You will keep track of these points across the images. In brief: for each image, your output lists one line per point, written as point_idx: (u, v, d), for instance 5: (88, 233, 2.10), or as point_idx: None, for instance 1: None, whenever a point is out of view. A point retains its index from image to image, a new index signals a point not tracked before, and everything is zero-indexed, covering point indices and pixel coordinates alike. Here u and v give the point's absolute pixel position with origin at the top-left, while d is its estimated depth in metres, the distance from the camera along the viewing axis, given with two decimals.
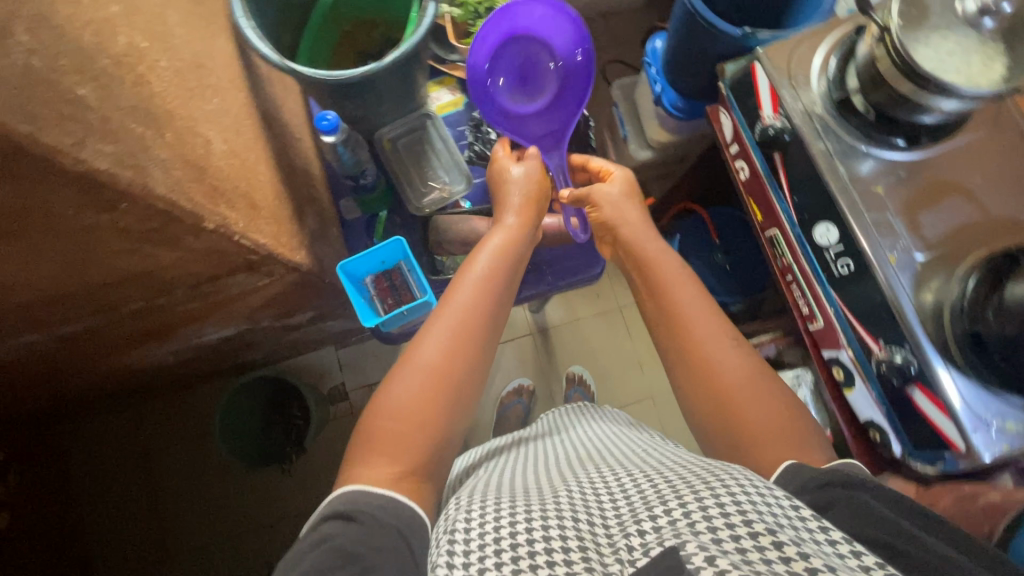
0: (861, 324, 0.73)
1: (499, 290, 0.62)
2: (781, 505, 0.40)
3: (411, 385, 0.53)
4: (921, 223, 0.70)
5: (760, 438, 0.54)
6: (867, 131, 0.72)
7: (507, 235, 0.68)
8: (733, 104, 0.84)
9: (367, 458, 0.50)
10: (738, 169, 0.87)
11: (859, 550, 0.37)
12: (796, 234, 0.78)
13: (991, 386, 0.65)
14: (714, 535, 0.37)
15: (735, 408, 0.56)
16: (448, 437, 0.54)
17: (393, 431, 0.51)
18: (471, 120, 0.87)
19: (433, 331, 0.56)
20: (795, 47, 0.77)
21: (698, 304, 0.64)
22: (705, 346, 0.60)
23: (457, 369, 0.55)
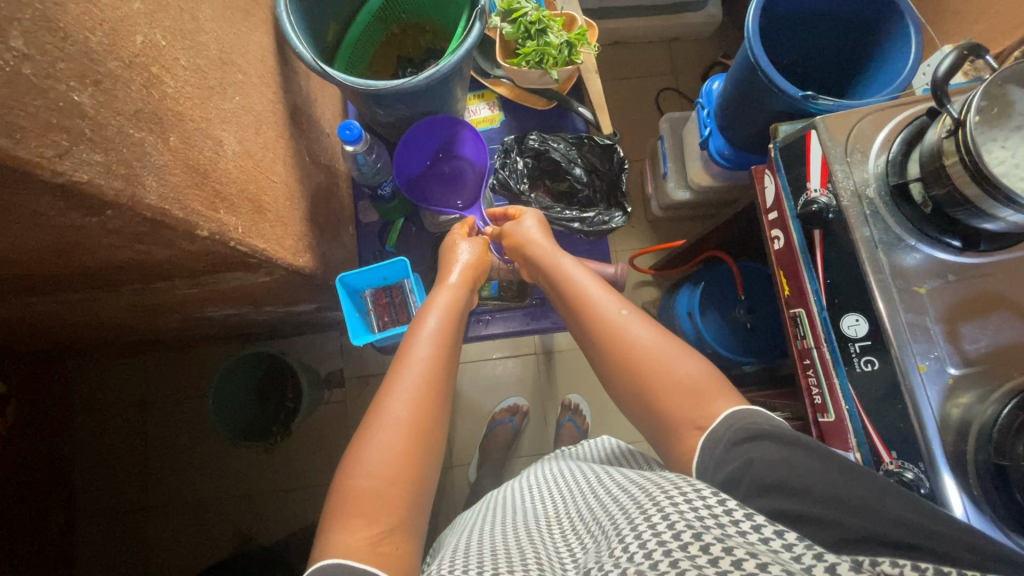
0: (877, 431, 0.67)
1: (452, 344, 0.61)
2: (703, 501, 0.40)
3: (383, 444, 0.51)
4: (962, 334, 0.65)
5: (669, 396, 0.54)
6: (920, 225, 0.67)
7: (454, 292, 0.66)
8: (779, 169, 0.79)
9: (345, 523, 0.47)
10: (772, 238, 0.82)
11: (775, 525, 0.37)
12: (822, 318, 0.73)
13: (1006, 526, 0.60)
14: (652, 561, 0.36)
15: (641, 374, 0.56)
16: (424, 474, 0.52)
17: (371, 489, 0.49)
18: (502, 145, 0.83)
19: (386, 394, 0.55)
20: (858, 120, 0.72)
21: (602, 292, 0.64)
22: (608, 310, 0.61)
23: (427, 418, 0.54)
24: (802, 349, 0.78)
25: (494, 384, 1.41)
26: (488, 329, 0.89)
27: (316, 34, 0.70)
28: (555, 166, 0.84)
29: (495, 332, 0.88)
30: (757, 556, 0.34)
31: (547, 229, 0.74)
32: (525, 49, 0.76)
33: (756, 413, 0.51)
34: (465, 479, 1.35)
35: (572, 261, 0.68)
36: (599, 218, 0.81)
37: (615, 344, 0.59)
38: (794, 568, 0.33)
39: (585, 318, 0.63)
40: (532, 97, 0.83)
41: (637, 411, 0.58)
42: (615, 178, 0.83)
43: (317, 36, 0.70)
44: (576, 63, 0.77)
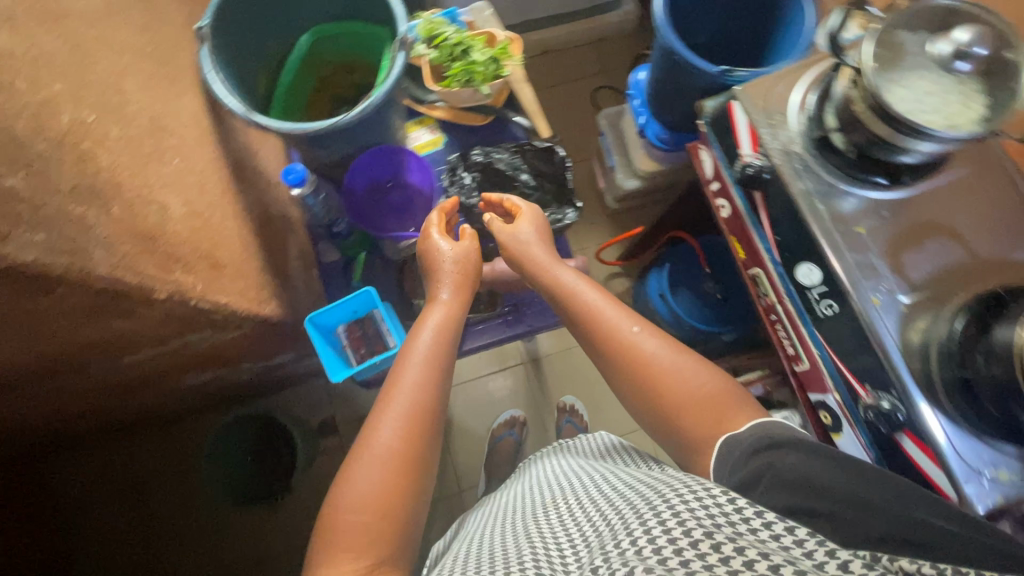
0: (848, 368, 0.71)
1: (445, 366, 0.61)
2: (713, 501, 0.41)
3: (372, 476, 0.51)
4: (905, 263, 0.69)
5: (688, 412, 0.57)
6: (848, 170, 0.71)
7: (448, 306, 0.67)
8: (713, 142, 0.83)
9: (334, 558, 0.48)
10: (720, 207, 0.86)
11: (789, 523, 0.39)
12: (778, 273, 0.78)
13: (983, 435, 0.63)
14: (660, 556, 0.37)
15: (660, 386, 0.59)
16: (415, 505, 0.53)
17: (361, 524, 0.49)
18: (448, 163, 0.86)
19: (378, 420, 0.55)
20: (774, 84, 0.77)
21: (608, 304, 0.66)
22: (620, 326, 0.63)
23: (417, 447, 0.54)
24: (772, 306, 0.82)
25: (488, 401, 1.41)
26: (468, 344, 0.90)
27: (247, 89, 0.71)
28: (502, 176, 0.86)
29: (475, 346, 0.89)
30: (768, 554, 0.36)
31: (545, 235, 0.75)
32: (453, 70, 0.79)
33: (777, 426, 0.53)
34: (476, 501, 1.33)
35: (571, 274, 0.70)
36: (552, 218, 0.83)
37: (630, 358, 0.61)
38: (805, 567, 0.35)
39: (596, 330, 0.65)
40: (469, 115, 0.86)
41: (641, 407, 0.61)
42: (562, 178, 0.85)
43: (248, 91, 0.72)
44: (504, 76, 0.81)
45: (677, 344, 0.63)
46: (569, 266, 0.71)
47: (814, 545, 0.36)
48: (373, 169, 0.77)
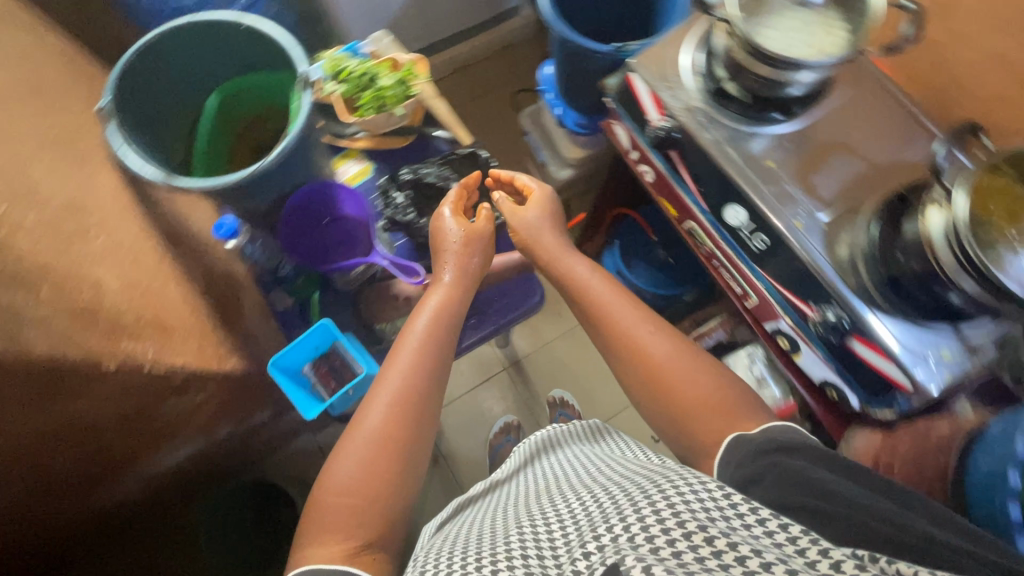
0: (790, 292, 0.76)
1: (436, 355, 0.68)
2: (708, 501, 0.43)
3: (356, 460, 0.58)
4: (815, 185, 0.74)
5: (693, 416, 0.61)
6: (747, 113, 0.76)
7: (453, 291, 0.74)
8: (622, 115, 0.87)
9: (322, 537, 0.54)
10: (643, 173, 0.91)
11: (779, 521, 0.41)
12: (710, 221, 0.82)
13: (921, 322, 0.67)
14: (652, 546, 0.38)
15: (666, 388, 0.64)
16: (400, 487, 0.59)
17: (346, 505, 0.56)
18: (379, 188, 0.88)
19: (375, 403, 0.63)
20: (664, 50, 0.82)
21: (616, 300, 0.72)
22: (636, 329, 0.69)
23: (401, 433, 0.61)
24: (712, 253, 0.87)
25: (480, 412, 1.42)
26: None
27: (162, 158, 0.72)
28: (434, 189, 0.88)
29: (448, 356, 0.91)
30: (760, 552, 0.37)
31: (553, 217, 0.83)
32: (363, 99, 0.82)
33: (788, 430, 0.56)
34: None
35: (583, 267, 0.76)
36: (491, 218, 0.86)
37: (635, 356, 0.66)
38: (797, 564, 0.36)
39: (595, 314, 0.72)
40: (391, 138, 0.88)
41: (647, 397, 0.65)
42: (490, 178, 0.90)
43: (164, 159, 0.72)
44: (414, 96, 0.84)
45: (687, 347, 0.67)
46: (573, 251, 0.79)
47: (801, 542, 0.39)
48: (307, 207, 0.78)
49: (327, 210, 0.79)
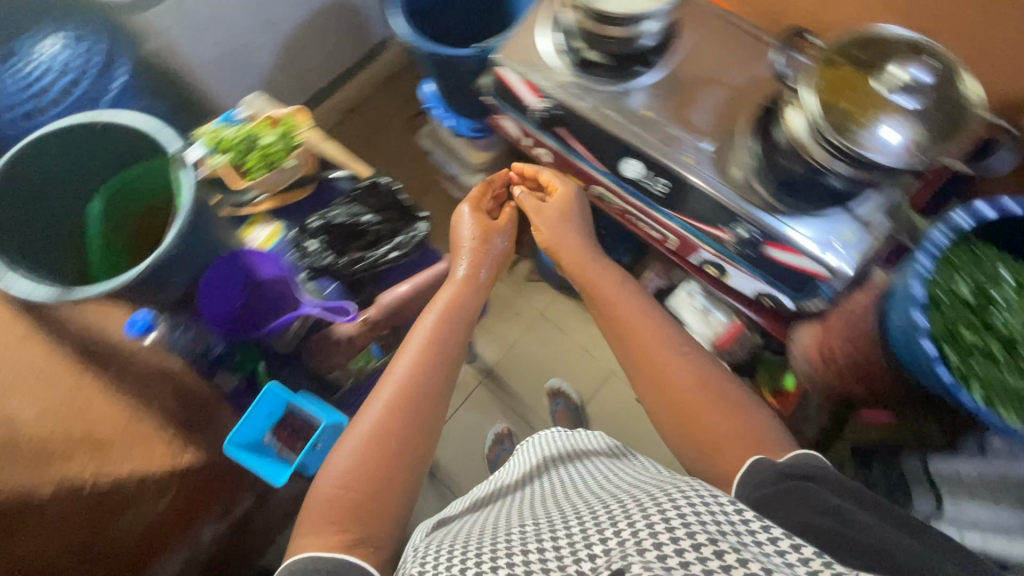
0: (701, 222, 0.81)
1: (437, 366, 0.71)
2: (721, 515, 0.44)
3: (350, 455, 0.62)
4: (692, 121, 0.80)
5: (719, 437, 0.63)
6: (613, 74, 0.82)
7: (472, 293, 0.80)
8: (505, 108, 0.91)
9: (319, 529, 0.58)
10: (542, 154, 0.96)
11: (797, 542, 0.42)
12: (614, 180, 0.87)
13: (818, 212, 0.73)
14: (660, 553, 0.40)
15: (696, 419, 0.65)
16: (394, 482, 0.62)
17: (339, 497, 0.60)
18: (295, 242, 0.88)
19: (378, 401, 0.67)
20: (522, 38, 0.86)
21: (640, 318, 0.75)
22: (669, 348, 0.71)
23: (397, 431, 0.64)
24: (625, 210, 0.91)
25: (470, 431, 1.42)
26: None
27: (57, 277, 0.70)
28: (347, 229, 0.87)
29: None
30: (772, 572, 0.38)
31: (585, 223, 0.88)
32: (250, 162, 0.84)
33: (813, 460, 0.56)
34: None
35: (615, 285, 0.79)
36: (411, 239, 0.87)
37: (666, 373, 0.69)
38: None
39: (616, 323, 0.76)
40: (292, 192, 0.89)
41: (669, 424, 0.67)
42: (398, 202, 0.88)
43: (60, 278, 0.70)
44: (300, 144, 0.87)
45: (709, 369, 0.69)
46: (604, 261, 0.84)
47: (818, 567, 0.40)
48: (226, 281, 0.77)
49: (248, 279, 0.79)
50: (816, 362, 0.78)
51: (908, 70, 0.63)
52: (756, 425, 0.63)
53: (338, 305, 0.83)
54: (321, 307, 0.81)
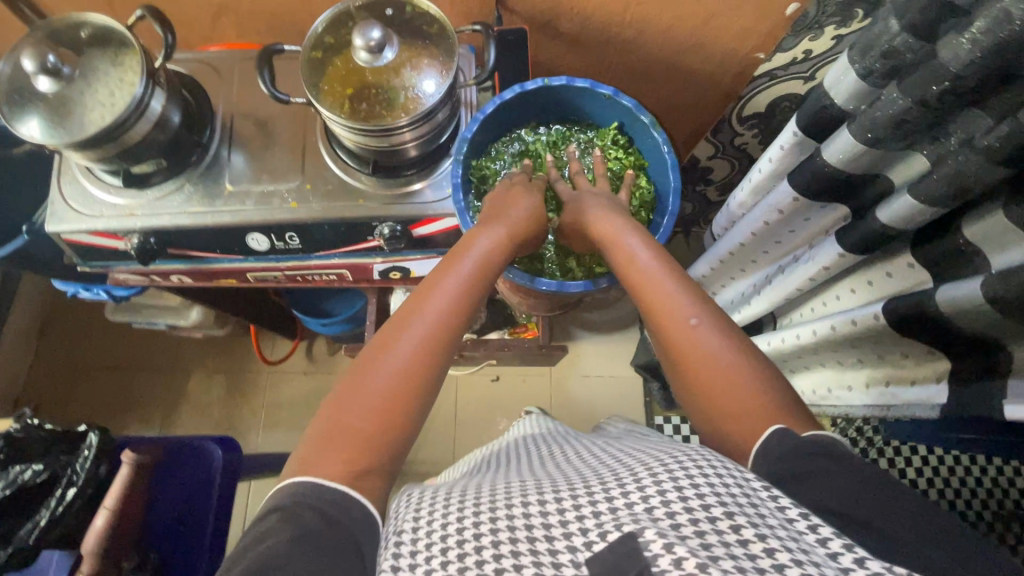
0: (352, 244, 0.78)
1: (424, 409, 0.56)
2: (738, 483, 0.45)
3: (344, 398, 0.54)
4: (275, 167, 0.77)
5: (719, 395, 0.54)
6: (175, 171, 0.75)
7: (494, 244, 0.66)
8: (107, 264, 0.80)
9: (314, 464, 0.50)
10: (181, 280, 0.85)
11: (814, 521, 0.42)
12: (255, 260, 0.80)
13: (428, 175, 0.76)
14: (672, 520, 0.41)
15: (722, 392, 0.54)
16: (386, 438, 0.53)
17: (331, 438, 0.52)
18: None
19: (392, 345, 0.56)
20: (62, 192, 0.76)
21: (695, 294, 0.59)
22: (710, 341, 0.56)
23: (394, 402, 0.54)
24: (285, 275, 0.84)
25: None
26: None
27: None
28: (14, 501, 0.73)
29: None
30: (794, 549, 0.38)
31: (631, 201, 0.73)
32: None
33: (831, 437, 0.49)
34: None
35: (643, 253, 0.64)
36: (84, 463, 0.74)
37: (695, 342, 0.56)
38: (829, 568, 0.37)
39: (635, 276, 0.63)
40: None
41: (682, 383, 0.58)
42: (49, 431, 0.75)
43: None
44: None
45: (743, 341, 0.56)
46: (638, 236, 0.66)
47: (838, 549, 0.39)
48: None
49: None
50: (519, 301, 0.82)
51: (364, 33, 0.62)
52: (741, 369, 0.54)
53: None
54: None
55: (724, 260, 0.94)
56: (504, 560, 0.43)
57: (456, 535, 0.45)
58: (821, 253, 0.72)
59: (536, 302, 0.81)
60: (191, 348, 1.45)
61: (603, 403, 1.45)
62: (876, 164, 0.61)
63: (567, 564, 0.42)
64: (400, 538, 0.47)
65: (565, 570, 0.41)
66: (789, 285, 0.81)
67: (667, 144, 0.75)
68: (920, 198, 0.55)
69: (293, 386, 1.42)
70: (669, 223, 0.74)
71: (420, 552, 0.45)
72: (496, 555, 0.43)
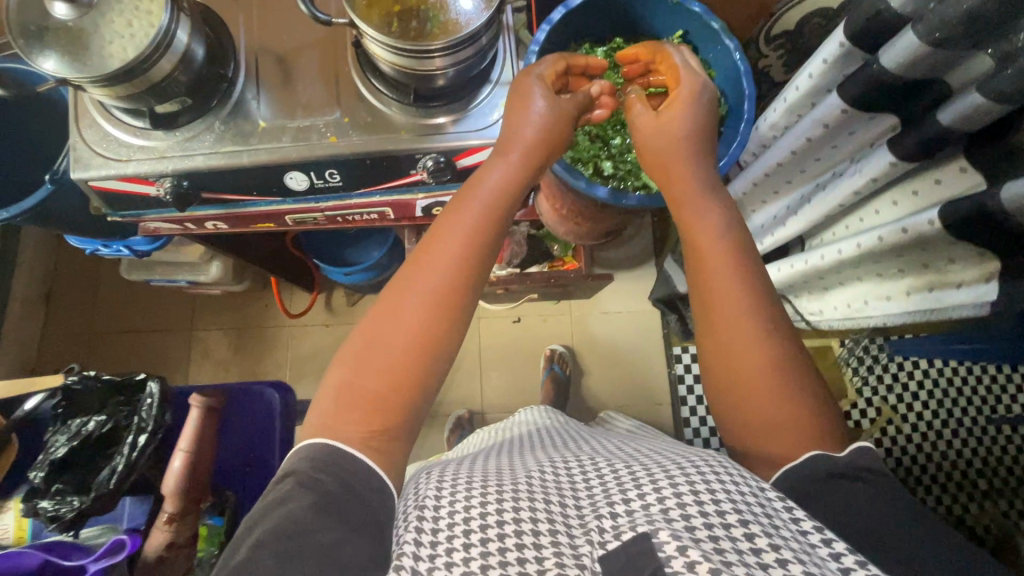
0: (394, 179, 0.76)
1: (434, 386, 0.55)
2: (753, 488, 0.48)
3: (369, 356, 0.53)
4: (307, 101, 0.73)
5: (765, 376, 0.54)
6: (203, 109, 0.71)
7: (514, 175, 0.60)
8: (138, 213, 0.78)
9: (342, 421, 0.52)
10: (215, 227, 0.83)
11: (829, 536, 0.44)
12: (293, 201, 0.78)
13: (470, 102, 0.73)
14: (686, 523, 0.45)
15: (759, 382, 0.54)
16: (410, 414, 0.54)
17: (361, 396, 0.52)
18: (31, 512, 0.75)
19: (415, 307, 0.54)
20: (83, 135, 0.71)
21: (744, 274, 0.57)
22: (756, 314, 0.55)
23: (411, 373, 0.53)
24: (325, 217, 0.82)
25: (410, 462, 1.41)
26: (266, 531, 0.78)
27: None
28: (88, 444, 0.79)
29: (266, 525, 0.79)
30: (806, 562, 0.41)
31: (704, 128, 0.64)
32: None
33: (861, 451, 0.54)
34: None
35: (709, 211, 0.60)
36: (150, 408, 0.78)
37: (742, 310, 0.55)
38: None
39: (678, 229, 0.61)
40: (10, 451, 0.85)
41: (710, 335, 0.58)
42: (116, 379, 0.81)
43: None
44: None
45: (783, 317, 0.56)
46: (714, 197, 0.61)
47: (850, 563, 0.42)
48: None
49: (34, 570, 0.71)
50: (573, 216, 0.77)
51: None
52: (789, 357, 0.55)
53: (117, 540, 0.74)
54: (99, 555, 0.73)
55: (758, 182, 0.95)
56: (526, 551, 0.46)
57: (481, 519, 0.48)
58: (870, 166, 0.72)
59: (599, 218, 0.76)
60: (207, 305, 1.43)
61: (624, 338, 1.48)
62: (937, 69, 0.60)
63: (583, 555, 0.46)
64: (422, 512, 0.49)
65: (584, 561, 0.45)
66: (829, 202, 0.82)
67: (739, 51, 0.69)
68: (989, 97, 0.54)
69: (317, 339, 1.43)
70: (749, 130, 0.68)
71: (440, 541, 0.47)
72: (519, 551, 0.46)
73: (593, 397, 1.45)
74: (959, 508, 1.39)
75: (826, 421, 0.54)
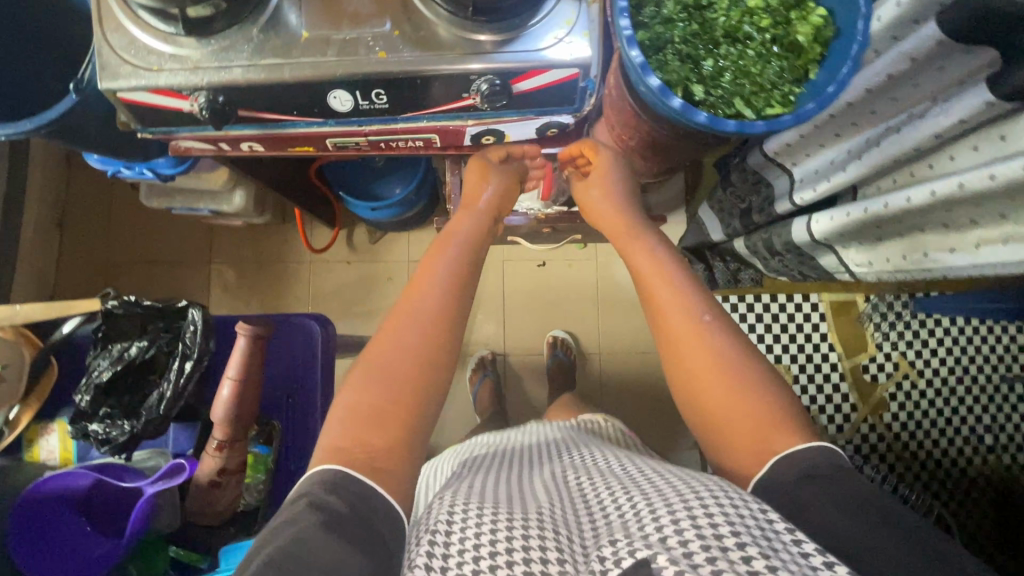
0: (444, 104, 0.71)
1: (435, 395, 0.64)
2: (751, 512, 0.47)
3: (372, 382, 0.62)
4: (352, 9, 0.66)
5: (723, 400, 0.62)
6: (236, 14, 0.64)
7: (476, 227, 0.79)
8: (173, 130, 0.74)
9: (355, 431, 0.59)
10: (250, 148, 0.80)
11: (831, 557, 0.43)
12: (335, 123, 0.73)
13: None
14: (682, 549, 0.43)
15: (717, 405, 0.62)
16: (416, 418, 0.62)
17: (370, 412, 0.60)
18: (92, 434, 0.84)
19: (408, 339, 0.64)
20: (107, 39, 0.65)
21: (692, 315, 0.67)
22: (705, 343, 0.64)
23: (411, 390, 0.62)
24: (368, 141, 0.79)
25: None
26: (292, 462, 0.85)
27: None
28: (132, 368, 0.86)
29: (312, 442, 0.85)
30: None
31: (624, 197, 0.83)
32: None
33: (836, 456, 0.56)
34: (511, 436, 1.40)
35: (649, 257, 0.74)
36: (194, 336, 0.85)
37: (692, 347, 0.65)
38: None
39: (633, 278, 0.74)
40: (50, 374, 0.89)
41: (676, 374, 0.66)
42: (151, 310, 0.86)
43: None
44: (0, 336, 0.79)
45: (734, 342, 0.65)
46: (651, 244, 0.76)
47: None
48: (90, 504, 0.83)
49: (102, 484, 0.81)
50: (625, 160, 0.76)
51: None
52: (741, 367, 0.63)
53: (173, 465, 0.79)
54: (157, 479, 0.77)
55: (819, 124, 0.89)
56: None
57: (487, 545, 0.48)
58: (960, 105, 0.67)
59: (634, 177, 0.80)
60: (226, 234, 1.40)
61: None
62: None
63: None
64: (434, 539, 0.49)
65: None
66: (897, 148, 0.78)
67: None
68: None
69: (338, 274, 1.40)
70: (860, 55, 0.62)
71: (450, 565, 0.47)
72: None
73: (614, 339, 1.46)
74: (964, 460, 1.42)
75: (797, 416, 0.60)
